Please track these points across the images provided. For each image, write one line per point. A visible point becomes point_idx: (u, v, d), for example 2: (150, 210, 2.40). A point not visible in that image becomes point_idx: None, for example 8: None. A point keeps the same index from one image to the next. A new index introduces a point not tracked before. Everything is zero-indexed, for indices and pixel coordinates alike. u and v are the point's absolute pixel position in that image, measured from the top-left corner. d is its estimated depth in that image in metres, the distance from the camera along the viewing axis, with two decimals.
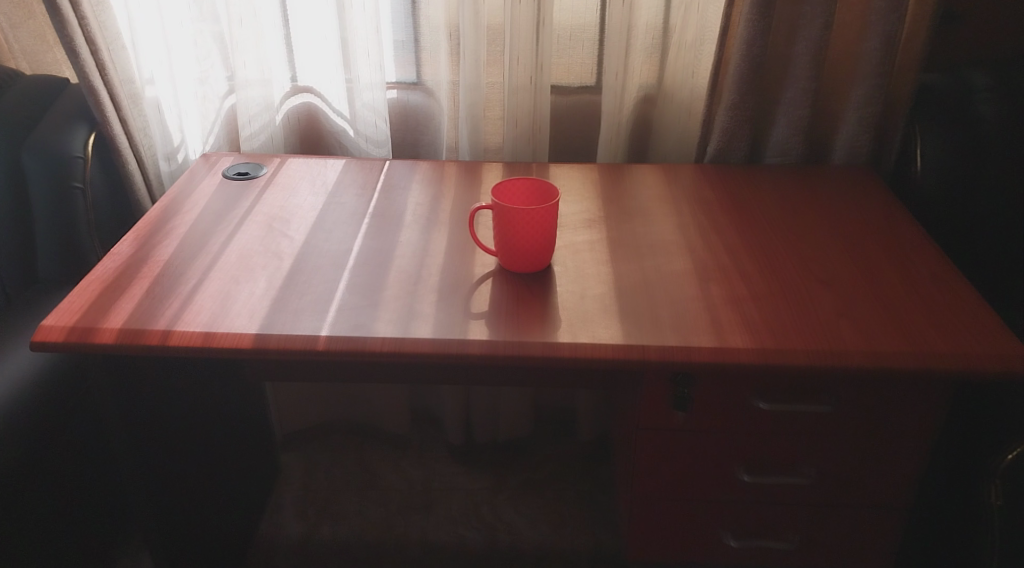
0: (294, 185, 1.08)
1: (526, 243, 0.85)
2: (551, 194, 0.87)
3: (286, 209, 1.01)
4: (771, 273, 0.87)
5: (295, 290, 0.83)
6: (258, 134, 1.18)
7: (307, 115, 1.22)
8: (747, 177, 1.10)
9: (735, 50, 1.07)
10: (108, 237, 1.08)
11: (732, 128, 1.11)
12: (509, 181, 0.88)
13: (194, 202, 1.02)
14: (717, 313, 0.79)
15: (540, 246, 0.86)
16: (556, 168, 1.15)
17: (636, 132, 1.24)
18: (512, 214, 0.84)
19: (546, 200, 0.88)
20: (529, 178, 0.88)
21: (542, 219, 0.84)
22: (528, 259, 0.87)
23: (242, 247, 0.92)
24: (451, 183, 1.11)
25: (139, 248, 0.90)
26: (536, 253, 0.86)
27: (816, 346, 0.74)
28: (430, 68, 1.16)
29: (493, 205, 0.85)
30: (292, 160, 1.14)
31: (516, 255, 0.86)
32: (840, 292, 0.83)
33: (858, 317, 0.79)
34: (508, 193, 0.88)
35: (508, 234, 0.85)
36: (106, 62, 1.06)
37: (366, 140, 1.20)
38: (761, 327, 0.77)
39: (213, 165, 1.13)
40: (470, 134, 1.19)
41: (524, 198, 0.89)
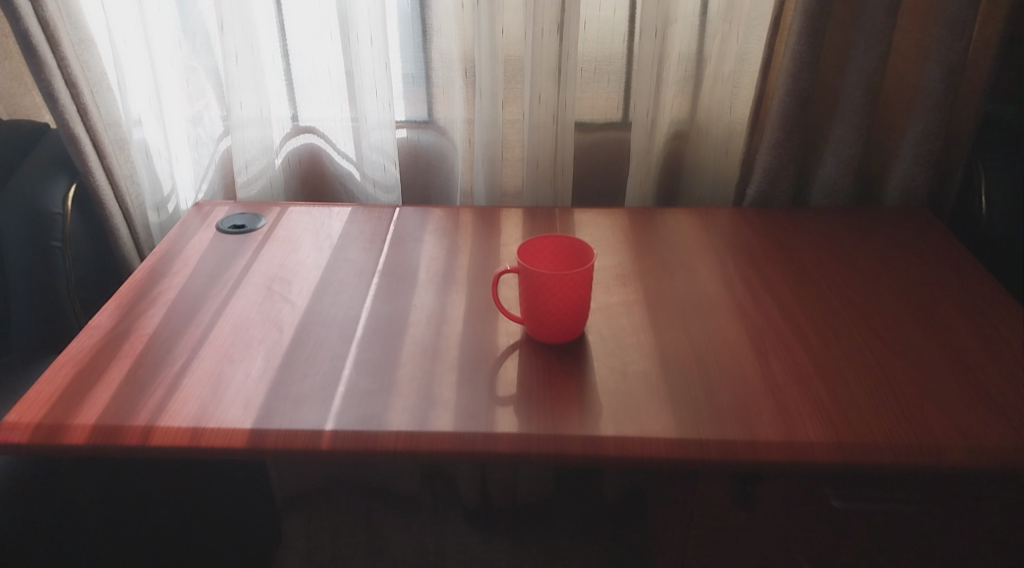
0: (295, 240, 0.98)
1: (557, 312, 0.75)
2: (584, 255, 0.77)
3: (287, 267, 0.91)
4: (836, 341, 0.77)
5: (296, 371, 0.73)
6: (256, 179, 1.08)
7: (310, 157, 1.13)
8: (792, 222, 1.00)
9: (778, 83, 0.97)
10: (92, 297, 0.99)
11: (774, 170, 1.01)
12: (537, 240, 0.77)
13: (184, 261, 0.92)
14: (782, 398, 0.70)
15: (572, 315, 0.75)
16: (581, 214, 1.05)
17: (666, 171, 1.14)
18: (542, 281, 0.73)
19: (579, 261, 0.78)
20: (559, 237, 0.78)
21: (576, 284, 0.74)
22: (559, 330, 0.76)
23: (237, 316, 0.82)
24: (468, 233, 1.01)
25: (121, 320, 0.80)
26: (568, 323, 0.76)
27: (902, 441, 0.65)
28: (442, 105, 1.07)
29: (519, 268, 0.75)
30: (293, 210, 1.04)
31: (545, 326, 0.76)
32: (917, 365, 0.73)
33: (942, 400, 0.69)
34: (536, 253, 0.78)
35: (537, 301, 0.75)
36: (88, 106, 0.96)
37: (375, 185, 1.10)
38: (835, 418, 0.67)
39: (206, 217, 1.03)
40: (487, 178, 1.08)
41: (554, 258, 0.78)
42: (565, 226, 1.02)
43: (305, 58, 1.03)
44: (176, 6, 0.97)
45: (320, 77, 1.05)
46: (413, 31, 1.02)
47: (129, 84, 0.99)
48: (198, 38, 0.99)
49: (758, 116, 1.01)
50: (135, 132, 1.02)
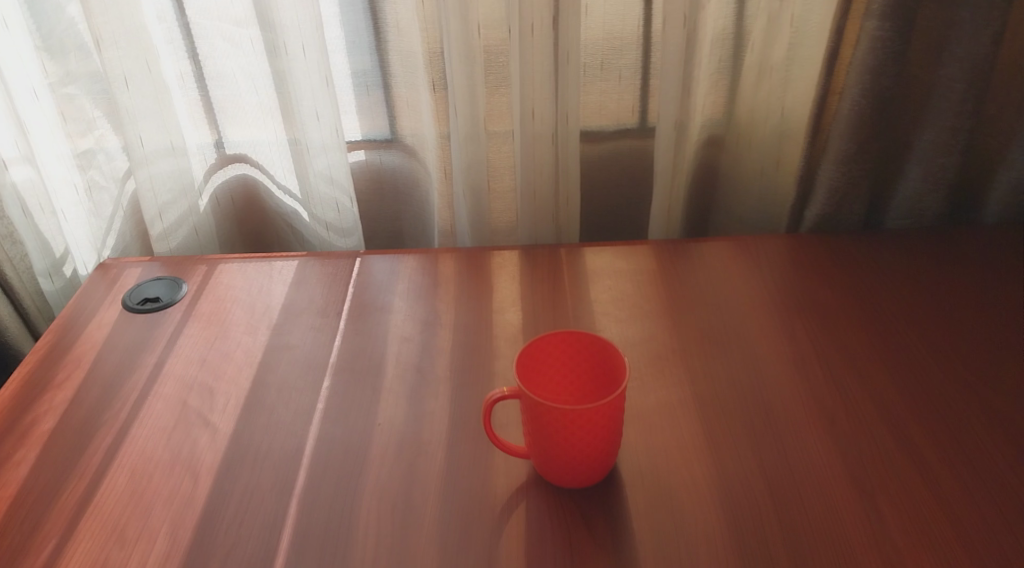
0: (225, 319, 0.75)
1: (568, 452, 0.53)
2: (610, 365, 0.54)
3: (211, 364, 0.69)
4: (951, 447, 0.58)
5: (216, 554, 0.52)
6: (177, 227, 0.86)
7: (244, 191, 0.91)
8: (867, 259, 0.79)
9: (847, 76, 0.75)
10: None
11: (841, 189, 0.80)
12: (543, 339, 0.54)
13: (76, 359, 0.70)
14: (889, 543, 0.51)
15: (591, 453, 0.54)
16: (593, 255, 0.82)
17: (698, 183, 0.91)
18: (545, 413, 0.51)
19: (603, 370, 0.55)
20: (573, 334, 0.55)
21: (594, 418, 0.52)
22: (574, 471, 0.55)
23: (137, 452, 0.59)
24: (451, 288, 0.78)
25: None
26: (586, 463, 0.54)
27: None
28: (407, 119, 0.85)
29: (515, 390, 0.53)
30: (224, 268, 0.82)
31: (553, 466, 0.55)
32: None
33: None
34: (541, 359, 0.55)
35: (540, 436, 0.53)
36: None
37: (327, 228, 0.87)
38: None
39: (116, 283, 0.81)
40: (472, 211, 0.85)
41: (568, 365, 0.56)
42: (574, 275, 0.79)
43: (223, 73, 0.81)
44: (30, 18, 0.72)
45: (245, 97, 0.83)
46: (358, 28, 0.79)
47: None
48: (71, 55, 0.75)
49: (826, 122, 0.79)
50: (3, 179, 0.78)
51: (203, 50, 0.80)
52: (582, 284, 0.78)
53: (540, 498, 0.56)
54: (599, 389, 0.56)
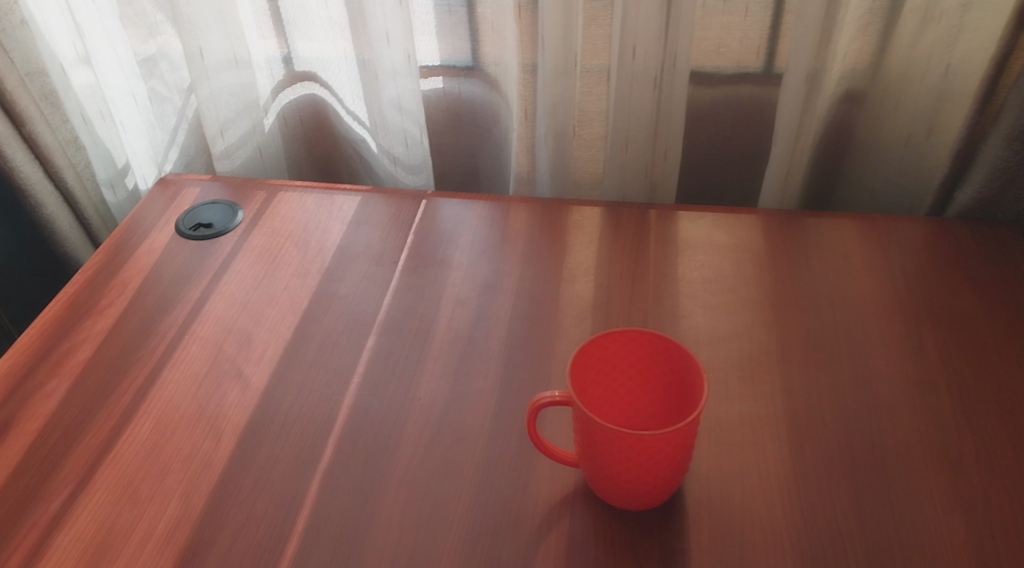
0: (276, 257, 0.70)
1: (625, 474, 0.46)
2: (686, 377, 0.45)
3: (254, 307, 0.64)
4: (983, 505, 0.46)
5: (227, 529, 0.48)
6: (239, 146, 0.80)
7: (313, 111, 0.84)
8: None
9: None
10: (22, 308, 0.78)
11: (1012, 174, 0.64)
12: (605, 338, 0.46)
13: (121, 283, 0.66)
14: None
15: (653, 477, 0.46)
16: (688, 223, 0.71)
17: (826, 146, 0.77)
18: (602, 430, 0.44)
19: (675, 380, 0.46)
20: (643, 335, 0.46)
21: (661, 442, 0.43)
22: (629, 494, 0.47)
23: (164, 398, 0.56)
24: (519, 247, 0.70)
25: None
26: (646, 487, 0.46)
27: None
28: (491, 46, 0.75)
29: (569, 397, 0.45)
30: (283, 196, 0.77)
31: (606, 484, 0.47)
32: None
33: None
34: (601, 359, 0.47)
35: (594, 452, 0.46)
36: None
37: (394, 162, 0.80)
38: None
39: (178, 199, 0.77)
40: (555, 159, 0.76)
41: (634, 368, 0.47)
42: (662, 247, 0.69)
43: None
44: None
45: (314, 8, 0.74)
46: None
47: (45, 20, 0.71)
48: None
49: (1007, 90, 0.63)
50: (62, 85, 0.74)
51: None
52: (671, 261, 0.68)
53: (586, 518, 0.48)
54: (670, 401, 0.47)
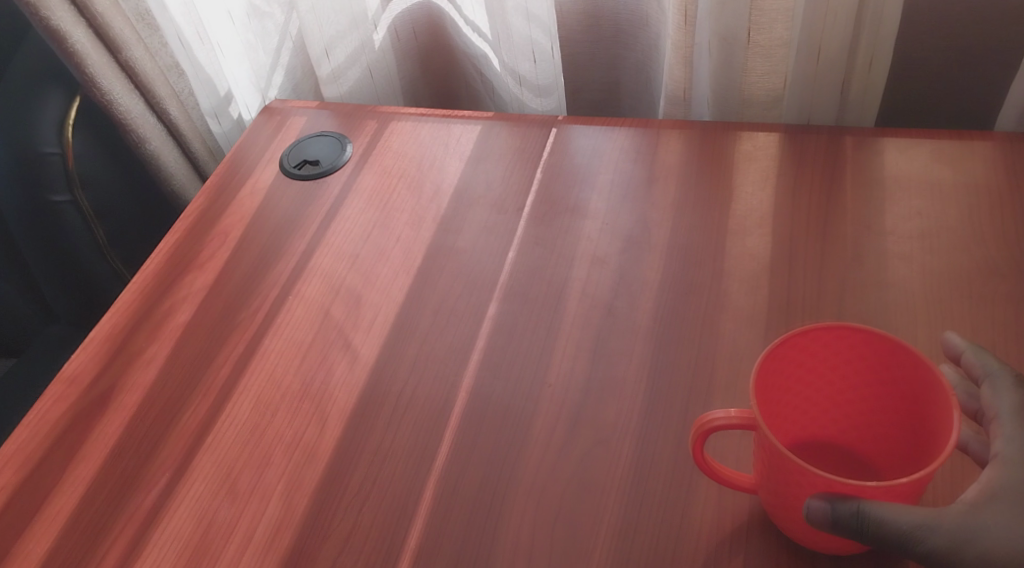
0: (388, 202, 0.61)
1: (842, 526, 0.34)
2: (923, 389, 0.33)
3: (363, 262, 0.56)
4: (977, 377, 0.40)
5: (333, 537, 0.41)
6: (346, 69, 0.70)
7: (429, 24, 0.74)
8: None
9: None
10: (131, 247, 0.74)
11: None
12: (796, 339, 0.34)
13: (224, 231, 0.60)
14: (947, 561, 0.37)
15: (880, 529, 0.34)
16: (894, 156, 0.56)
17: None
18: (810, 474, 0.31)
19: (903, 392, 0.34)
20: (853, 331, 0.34)
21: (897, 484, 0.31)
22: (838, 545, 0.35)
23: (266, 371, 0.50)
24: (670, 188, 0.58)
25: (101, 372, 0.51)
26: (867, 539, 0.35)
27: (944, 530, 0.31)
28: None
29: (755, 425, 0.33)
30: (396, 126, 0.67)
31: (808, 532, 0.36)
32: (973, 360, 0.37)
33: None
34: (790, 366, 0.35)
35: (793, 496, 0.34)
36: None
37: (520, 83, 0.68)
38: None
39: (284, 129, 0.69)
40: (719, 75, 0.61)
41: (835, 373, 0.36)
42: (863, 189, 0.54)
43: None
44: None
45: None
46: None
47: None
48: None
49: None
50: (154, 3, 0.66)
51: None
52: (876, 208, 0.53)
53: (764, 564, 0.37)
54: (892, 416, 0.35)
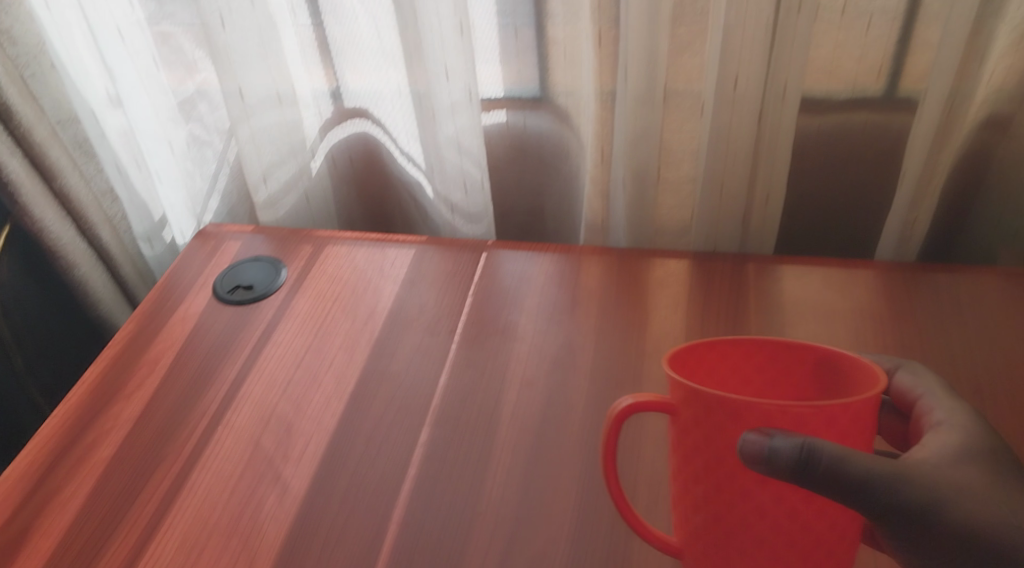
0: (322, 326, 0.62)
1: (781, 509, 0.34)
2: (838, 379, 0.36)
3: (295, 389, 0.57)
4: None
5: None
6: (283, 196, 0.73)
7: (364, 152, 0.76)
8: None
9: None
10: (50, 367, 0.74)
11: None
12: (708, 343, 0.37)
13: (154, 358, 0.60)
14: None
15: (822, 515, 0.34)
16: (791, 281, 0.61)
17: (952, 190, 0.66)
18: (750, 415, 0.33)
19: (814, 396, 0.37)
20: (759, 340, 0.37)
21: (831, 427, 0.33)
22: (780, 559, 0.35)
23: (192, 508, 0.49)
24: (593, 311, 0.61)
25: (14, 514, 0.49)
26: (807, 544, 0.35)
27: (871, 481, 0.33)
28: (562, 74, 0.66)
29: (682, 397, 0.35)
30: (331, 250, 0.70)
31: (747, 545, 0.35)
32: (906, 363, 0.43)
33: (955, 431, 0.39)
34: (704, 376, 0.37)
35: (725, 480, 0.34)
36: (22, 109, 0.62)
37: (452, 209, 0.72)
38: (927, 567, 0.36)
39: (219, 253, 0.70)
40: (635, 206, 0.66)
41: (744, 389, 0.38)
42: (763, 311, 0.59)
43: (341, 10, 0.65)
44: None
45: (364, 39, 0.67)
46: None
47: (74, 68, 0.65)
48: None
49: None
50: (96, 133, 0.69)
51: None
52: (776, 329, 0.57)
53: None
54: None
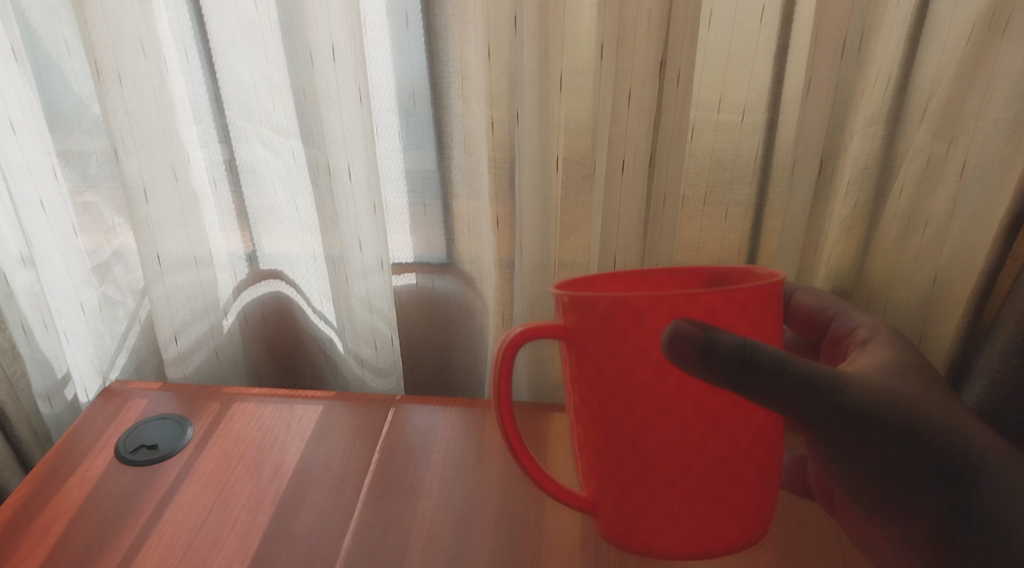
0: (226, 485, 0.62)
1: (693, 405, 0.42)
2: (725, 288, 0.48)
3: (194, 554, 0.56)
4: (817, 318, 0.60)
5: None
6: (193, 353, 0.74)
7: (277, 311, 0.80)
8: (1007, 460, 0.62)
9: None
10: None
11: (1009, 388, 0.60)
12: (589, 279, 0.48)
13: (46, 525, 0.59)
14: (761, 485, 0.45)
15: (731, 411, 0.42)
16: None
17: None
18: (656, 313, 0.41)
19: None
20: (642, 273, 0.49)
21: (739, 318, 0.42)
22: (700, 456, 0.43)
23: None
24: (496, 464, 0.64)
25: None
26: (721, 440, 0.43)
27: (795, 371, 0.43)
28: (466, 244, 0.72)
29: (575, 318, 0.43)
30: (240, 406, 0.71)
31: (668, 450, 0.43)
32: (818, 295, 0.60)
33: (886, 351, 0.52)
34: None
35: (637, 385, 0.42)
36: None
37: (362, 364, 0.75)
38: (868, 470, 0.48)
39: (123, 411, 0.70)
40: (533, 363, 0.72)
41: None
42: None
43: (261, 185, 0.71)
44: (43, 127, 0.65)
45: (282, 209, 0.72)
46: (422, 139, 0.68)
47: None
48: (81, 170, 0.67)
49: (1013, 281, 0.60)
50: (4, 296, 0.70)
51: (240, 154, 0.69)
52: None
53: None
54: None
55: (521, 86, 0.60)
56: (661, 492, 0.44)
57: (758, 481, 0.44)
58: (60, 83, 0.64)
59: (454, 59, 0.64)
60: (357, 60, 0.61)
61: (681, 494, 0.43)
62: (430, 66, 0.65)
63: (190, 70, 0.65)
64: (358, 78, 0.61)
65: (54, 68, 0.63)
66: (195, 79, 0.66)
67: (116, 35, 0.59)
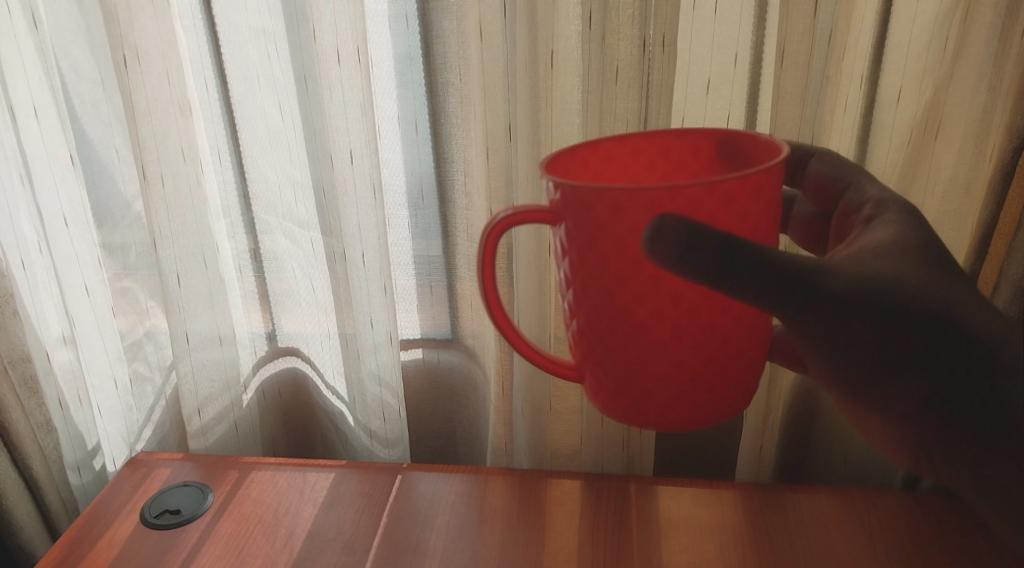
0: (242, 549, 0.66)
1: (669, 297, 0.37)
2: (734, 154, 0.41)
3: None
4: (829, 191, 0.53)
5: None
6: (215, 425, 0.80)
7: (293, 384, 0.86)
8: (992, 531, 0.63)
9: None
10: None
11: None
12: (592, 145, 0.42)
13: None
14: (741, 382, 0.41)
15: (711, 303, 0.38)
16: (669, 498, 0.69)
17: (792, 432, 0.78)
18: (634, 206, 0.34)
19: (712, 159, 0.43)
20: (650, 135, 0.43)
21: (727, 211, 0.35)
22: (675, 355, 0.38)
23: None
24: (497, 528, 0.67)
25: None
26: (700, 338, 0.38)
27: (779, 267, 0.38)
28: (470, 321, 0.79)
29: (558, 207, 0.37)
30: (258, 473, 0.75)
31: (642, 347, 0.38)
32: (833, 162, 0.53)
33: (891, 229, 0.48)
34: (603, 170, 0.43)
35: (619, 285, 0.37)
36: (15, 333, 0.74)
37: (371, 436, 0.81)
38: (856, 363, 0.48)
39: (148, 480, 0.75)
40: (531, 433, 0.77)
41: (653, 171, 0.44)
42: (644, 526, 0.66)
43: (282, 271, 0.79)
44: (92, 224, 0.74)
45: (302, 291, 0.79)
46: (429, 227, 0.76)
47: (49, 308, 0.77)
48: (122, 259, 0.76)
49: (1003, 261, 0.62)
50: (67, 350, 0.79)
51: (265, 243, 0.78)
52: (653, 542, 0.65)
53: None
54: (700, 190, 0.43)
55: (516, 183, 0.68)
56: (649, 389, 0.40)
57: (737, 379, 0.41)
58: (110, 185, 0.73)
59: (458, 160, 0.73)
60: (373, 162, 0.69)
61: (674, 389, 0.40)
62: (436, 166, 0.73)
63: (222, 170, 0.74)
64: (372, 176, 0.69)
65: (104, 171, 0.73)
66: (226, 178, 0.74)
67: (161, 141, 0.67)
